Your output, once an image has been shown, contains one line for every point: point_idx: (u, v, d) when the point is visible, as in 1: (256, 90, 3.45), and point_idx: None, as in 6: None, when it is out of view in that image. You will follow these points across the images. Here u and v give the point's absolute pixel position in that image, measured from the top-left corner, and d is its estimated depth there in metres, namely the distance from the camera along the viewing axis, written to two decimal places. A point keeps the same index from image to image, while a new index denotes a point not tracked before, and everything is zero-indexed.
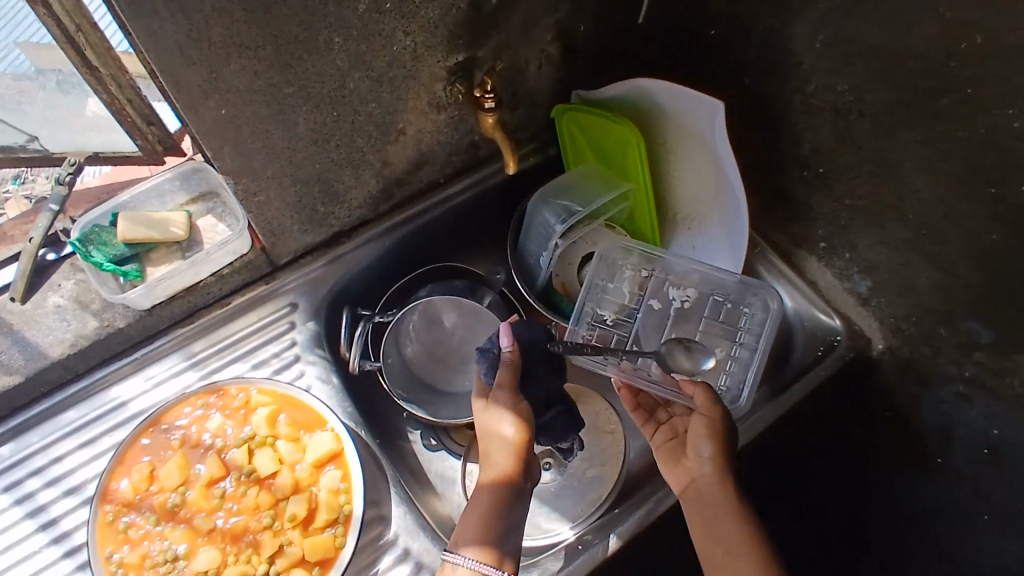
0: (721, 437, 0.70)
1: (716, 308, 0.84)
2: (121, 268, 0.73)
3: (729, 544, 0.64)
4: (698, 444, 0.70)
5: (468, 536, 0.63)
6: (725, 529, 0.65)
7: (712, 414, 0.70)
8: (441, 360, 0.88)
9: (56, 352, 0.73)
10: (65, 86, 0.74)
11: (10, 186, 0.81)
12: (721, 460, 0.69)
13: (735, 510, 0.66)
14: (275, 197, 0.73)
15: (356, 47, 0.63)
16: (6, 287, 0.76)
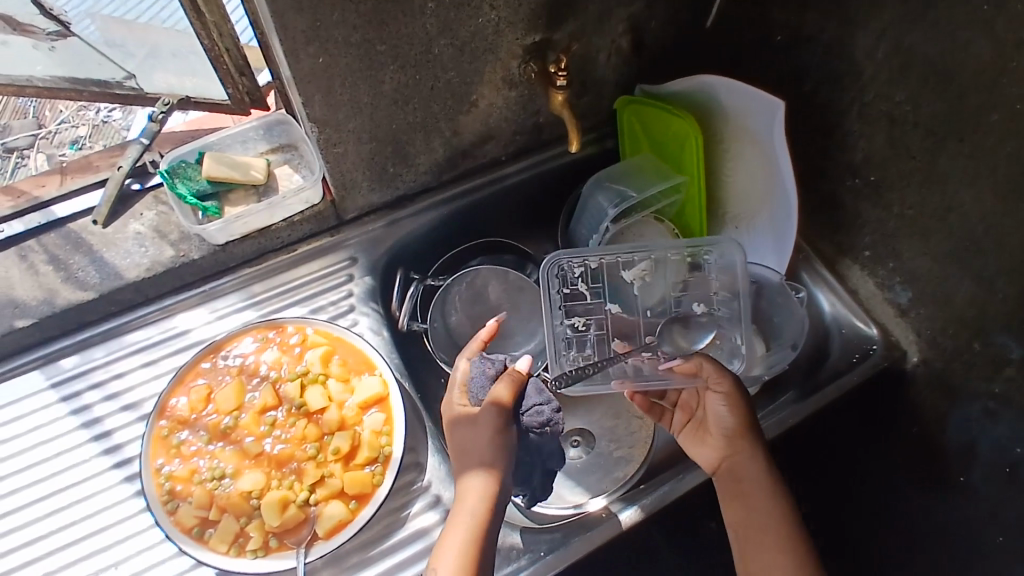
0: (741, 415, 0.72)
1: (677, 280, 0.86)
2: (202, 203, 0.79)
3: (763, 517, 0.69)
4: (720, 420, 0.73)
5: (448, 549, 0.63)
6: (757, 501, 0.69)
7: (733, 396, 0.72)
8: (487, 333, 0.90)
9: (131, 274, 0.79)
10: (177, 56, 0.83)
11: (66, 150, 0.89)
12: (746, 435, 0.72)
13: (766, 484, 0.70)
14: (352, 151, 0.77)
15: (445, 14, 0.68)
16: (91, 210, 0.83)
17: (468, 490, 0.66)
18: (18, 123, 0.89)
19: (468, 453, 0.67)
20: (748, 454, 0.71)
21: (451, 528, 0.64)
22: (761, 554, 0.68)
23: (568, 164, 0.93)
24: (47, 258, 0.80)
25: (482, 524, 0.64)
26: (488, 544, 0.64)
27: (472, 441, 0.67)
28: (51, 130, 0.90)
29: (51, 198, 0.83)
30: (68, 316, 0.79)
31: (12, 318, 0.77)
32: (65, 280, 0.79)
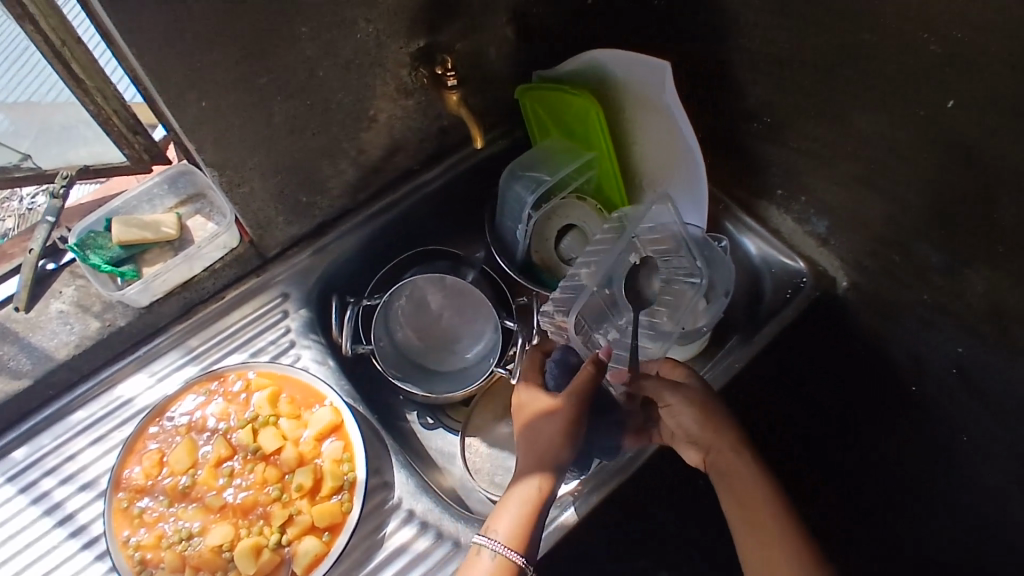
0: (708, 420, 0.72)
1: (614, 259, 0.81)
2: (118, 269, 0.78)
3: (758, 510, 0.66)
4: (686, 424, 0.73)
5: (502, 523, 0.67)
6: (757, 519, 0.66)
7: (692, 401, 0.72)
8: (437, 342, 0.91)
9: (62, 353, 0.78)
10: (68, 128, 0.82)
11: None
12: (725, 447, 0.71)
13: (760, 497, 0.67)
14: (259, 188, 0.77)
15: (322, 36, 0.68)
16: (10, 298, 0.81)
17: (525, 474, 0.70)
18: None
19: (539, 442, 0.71)
20: (732, 468, 0.70)
21: (506, 511, 0.68)
22: (765, 550, 0.65)
23: (481, 162, 0.94)
24: None
25: (538, 511, 0.68)
26: (538, 531, 0.68)
27: (544, 430, 0.72)
28: None
29: None
30: (7, 408, 0.77)
31: None
32: None
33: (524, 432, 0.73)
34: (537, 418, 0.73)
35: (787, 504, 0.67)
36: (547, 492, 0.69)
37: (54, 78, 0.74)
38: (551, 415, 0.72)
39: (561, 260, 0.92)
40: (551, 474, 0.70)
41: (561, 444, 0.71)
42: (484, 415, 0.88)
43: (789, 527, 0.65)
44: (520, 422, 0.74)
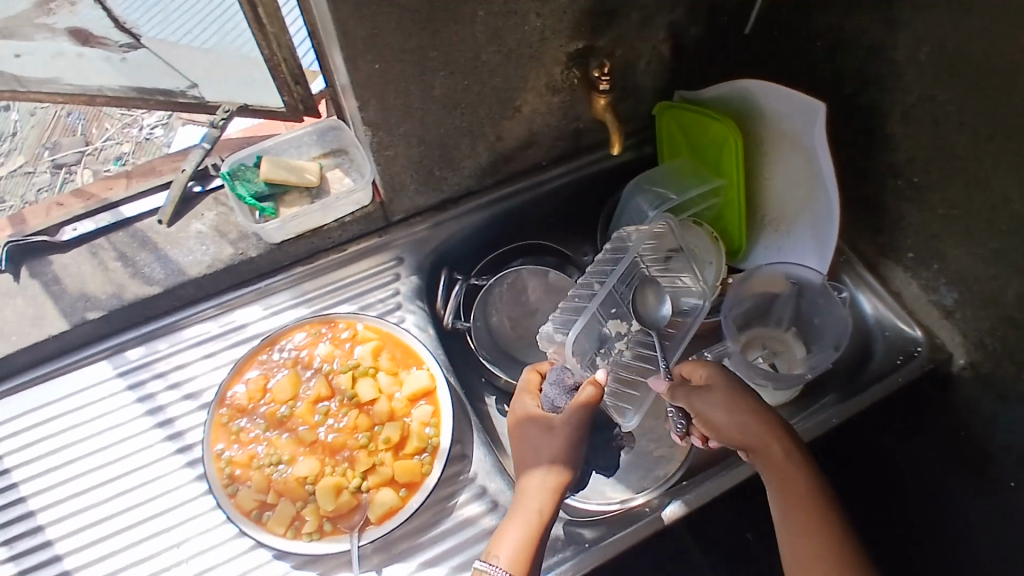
0: (742, 421, 0.70)
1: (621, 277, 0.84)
2: (260, 204, 0.83)
3: (796, 503, 0.68)
4: (718, 424, 0.71)
5: (508, 539, 0.68)
6: (795, 514, 0.68)
7: (725, 404, 0.71)
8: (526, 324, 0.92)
9: (193, 271, 0.83)
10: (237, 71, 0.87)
11: (111, 165, 0.97)
12: (766, 440, 0.69)
13: (800, 491, 0.68)
14: (402, 154, 0.81)
15: (494, 22, 0.71)
16: (156, 211, 0.88)
17: (531, 494, 0.72)
18: (67, 140, 0.97)
19: (535, 465, 0.73)
20: (773, 461, 0.69)
21: (509, 531, 0.69)
22: (803, 540, 0.66)
23: (603, 170, 0.96)
24: (117, 255, 0.85)
25: (541, 531, 0.69)
26: (540, 550, 0.69)
27: (541, 452, 0.74)
28: (97, 147, 0.98)
29: (120, 198, 0.89)
30: (135, 310, 0.83)
31: (84, 311, 0.82)
32: (133, 276, 0.84)
33: (519, 456, 0.75)
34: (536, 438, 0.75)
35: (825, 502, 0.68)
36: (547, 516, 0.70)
37: (242, 23, 0.80)
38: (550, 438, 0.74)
39: None
40: (549, 496, 0.71)
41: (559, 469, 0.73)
42: None
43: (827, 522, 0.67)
44: (515, 445, 0.76)
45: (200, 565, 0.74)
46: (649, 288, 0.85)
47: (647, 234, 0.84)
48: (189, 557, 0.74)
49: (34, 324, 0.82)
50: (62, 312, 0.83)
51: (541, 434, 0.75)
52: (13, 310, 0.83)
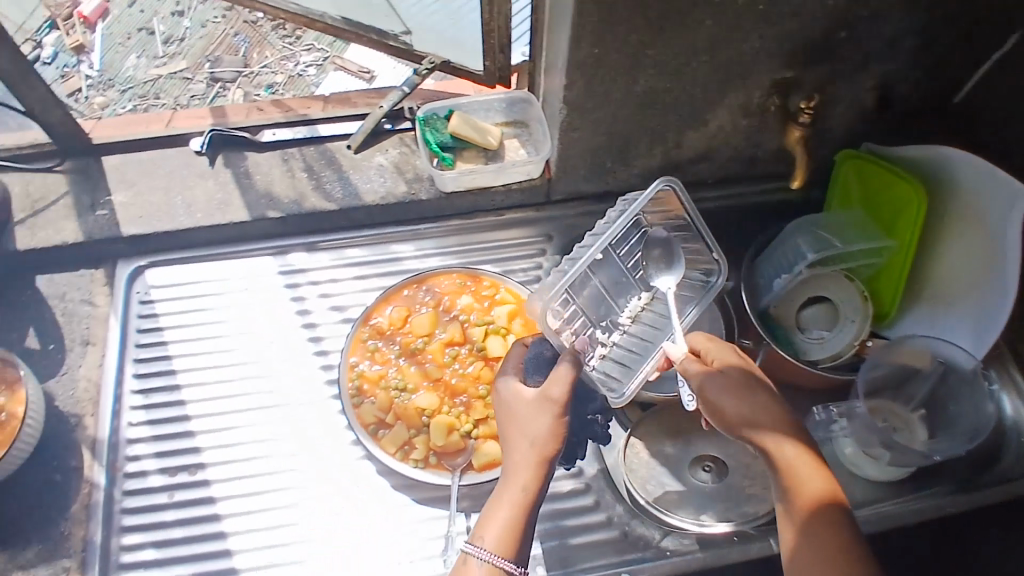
0: (752, 409, 0.61)
1: (629, 255, 0.74)
2: (441, 152, 0.89)
3: (813, 512, 0.57)
4: (731, 415, 0.61)
5: (495, 520, 0.60)
6: (812, 524, 0.57)
7: (734, 387, 0.61)
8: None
9: (368, 198, 0.90)
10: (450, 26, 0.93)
11: (262, 90, 1.16)
12: (785, 452, 0.59)
13: (819, 498, 0.57)
14: (586, 139, 0.84)
15: (716, 35, 0.73)
16: (347, 136, 0.94)
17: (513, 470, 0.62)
18: (229, 60, 1.22)
19: (519, 435, 0.62)
20: (794, 477, 0.58)
21: (496, 512, 0.60)
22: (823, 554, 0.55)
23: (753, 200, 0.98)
24: (304, 166, 0.92)
25: (528, 513, 0.60)
26: (530, 530, 0.61)
27: (523, 428, 0.63)
28: (252, 72, 1.20)
29: (319, 117, 0.95)
30: (309, 219, 0.90)
31: (265, 208, 0.88)
32: (315, 189, 0.90)
33: (503, 433, 0.64)
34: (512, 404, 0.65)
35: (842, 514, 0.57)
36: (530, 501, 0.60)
37: None
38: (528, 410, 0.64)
39: (797, 327, 0.89)
40: (539, 479, 0.61)
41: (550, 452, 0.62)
42: (657, 425, 0.83)
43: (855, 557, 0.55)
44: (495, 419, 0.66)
45: (311, 461, 0.79)
46: (659, 249, 0.74)
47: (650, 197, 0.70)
48: (303, 451, 0.80)
49: (219, 209, 0.88)
50: (245, 205, 0.89)
51: (527, 412, 0.64)
52: (203, 192, 0.90)
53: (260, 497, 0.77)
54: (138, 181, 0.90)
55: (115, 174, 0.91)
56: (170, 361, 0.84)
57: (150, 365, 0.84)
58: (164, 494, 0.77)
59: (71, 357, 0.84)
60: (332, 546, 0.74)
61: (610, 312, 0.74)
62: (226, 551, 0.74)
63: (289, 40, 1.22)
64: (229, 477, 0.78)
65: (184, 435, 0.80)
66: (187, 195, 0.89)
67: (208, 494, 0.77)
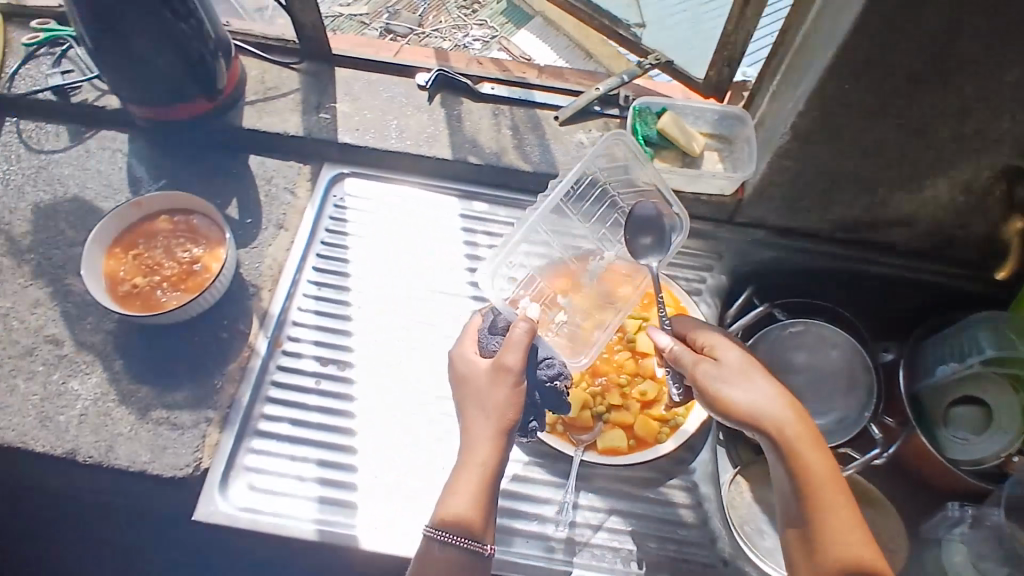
0: (748, 391, 0.64)
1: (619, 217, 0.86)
2: (644, 145, 0.91)
3: (815, 491, 0.60)
4: (725, 396, 0.63)
5: (458, 493, 0.64)
6: (819, 500, 0.60)
7: (732, 371, 0.65)
8: (818, 387, 0.91)
9: (562, 169, 0.93)
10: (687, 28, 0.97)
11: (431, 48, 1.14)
12: (793, 442, 0.61)
13: (821, 480, 0.60)
14: (795, 171, 0.84)
15: (971, 104, 0.71)
16: (557, 108, 0.98)
17: (477, 439, 0.66)
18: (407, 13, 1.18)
19: (479, 408, 0.67)
20: (805, 469, 0.60)
21: (457, 490, 0.65)
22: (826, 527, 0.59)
23: (937, 283, 0.95)
24: (511, 124, 0.96)
25: (490, 477, 0.65)
26: (492, 496, 0.65)
27: (482, 399, 0.67)
28: (425, 31, 1.16)
29: (535, 84, 1.00)
30: (502, 173, 0.94)
31: (467, 153, 0.93)
32: (516, 148, 0.94)
33: (465, 405, 0.69)
34: (475, 379, 0.70)
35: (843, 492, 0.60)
36: (495, 468, 0.65)
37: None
38: (489, 388, 0.68)
39: (943, 419, 0.86)
40: (494, 452, 0.66)
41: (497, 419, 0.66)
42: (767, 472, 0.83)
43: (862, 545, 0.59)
44: (456, 391, 0.70)
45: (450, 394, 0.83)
46: (657, 233, 0.83)
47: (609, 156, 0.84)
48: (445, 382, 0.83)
49: (427, 142, 0.94)
50: (451, 145, 0.94)
51: (482, 387, 0.68)
52: (416, 122, 0.95)
53: (395, 411, 0.81)
54: (362, 96, 0.97)
55: (343, 85, 0.98)
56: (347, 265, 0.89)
57: (328, 262, 0.89)
58: (312, 378, 0.82)
59: (263, 235, 0.89)
60: (449, 477, 0.77)
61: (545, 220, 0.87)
62: (354, 449, 0.78)
63: (467, 11, 1.18)
64: (373, 383, 0.82)
65: (342, 334, 0.85)
66: (402, 120, 0.95)
67: (350, 393, 0.81)
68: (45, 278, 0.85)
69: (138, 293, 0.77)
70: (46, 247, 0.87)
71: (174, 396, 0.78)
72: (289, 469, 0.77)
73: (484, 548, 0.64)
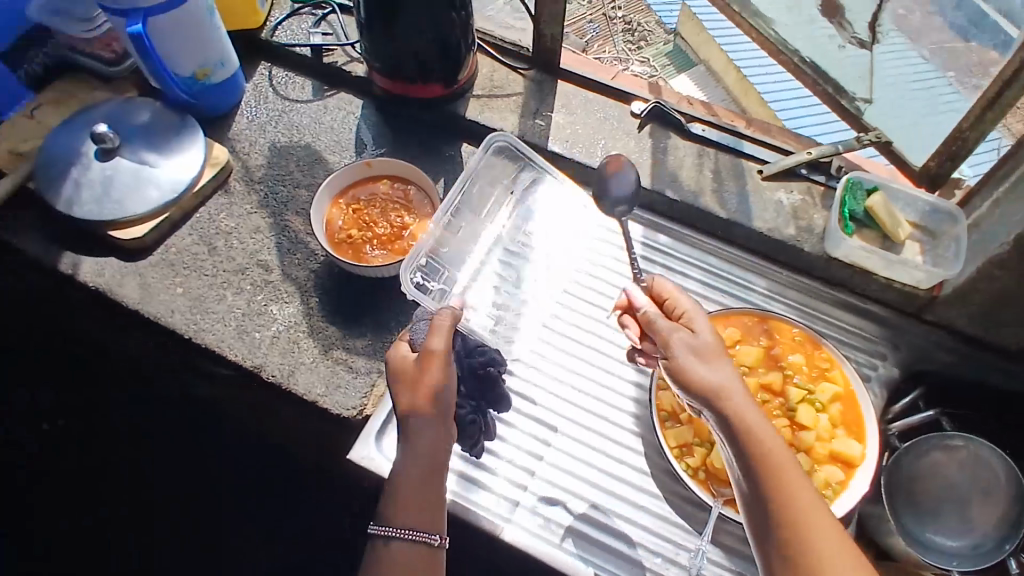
0: (718, 370, 0.63)
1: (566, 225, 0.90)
2: (847, 219, 0.90)
3: (795, 481, 0.58)
4: (697, 370, 0.62)
5: (404, 492, 0.65)
6: (791, 498, 0.57)
7: (699, 346, 0.64)
8: (963, 506, 0.83)
9: (757, 222, 0.93)
10: (920, 113, 0.96)
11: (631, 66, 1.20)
12: (762, 439, 0.59)
13: (788, 472, 0.58)
14: (1007, 279, 0.82)
15: None
16: (763, 162, 0.98)
17: (416, 434, 0.65)
18: (603, 42, 1.22)
19: (404, 394, 0.66)
20: (775, 471, 0.58)
21: (406, 481, 0.65)
22: (805, 525, 0.56)
23: None
24: (714, 168, 0.97)
25: (433, 456, 0.66)
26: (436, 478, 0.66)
27: (412, 383, 0.66)
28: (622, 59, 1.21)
29: (746, 135, 1.01)
30: (696, 213, 0.95)
31: (667, 185, 0.95)
32: (715, 192, 0.95)
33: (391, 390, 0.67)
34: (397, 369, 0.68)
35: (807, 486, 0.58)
36: (434, 451, 0.66)
37: (957, 90, 0.89)
38: (412, 380, 0.66)
39: None
40: (441, 448, 0.66)
41: (424, 403, 0.65)
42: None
43: (842, 549, 0.56)
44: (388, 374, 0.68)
45: (594, 411, 0.85)
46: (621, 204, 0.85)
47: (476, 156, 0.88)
48: (592, 398, 0.86)
49: (630, 167, 0.97)
50: (652, 175, 0.96)
51: (412, 375, 0.67)
52: (623, 146, 0.99)
53: (545, 412, 0.85)
54: (578, 112, 1.02)
55: (561, 98, 1.03)
56: None
57: None
58: None
59: None
60: (581, 490, 0.80)
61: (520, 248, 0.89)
62: (501, 436, 0.83)
63: (632, 46, 1.21)
64: (530, 381, 0.87)
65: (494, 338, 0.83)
66: (610, 142, 0.99)
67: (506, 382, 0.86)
68: (269, 209, 0.93)
69: (351, 243, 0.85)
70: (274, 181, 0.96)
71: (354, 341, 0.84)
72: None
73: (437, 540, 0.66)
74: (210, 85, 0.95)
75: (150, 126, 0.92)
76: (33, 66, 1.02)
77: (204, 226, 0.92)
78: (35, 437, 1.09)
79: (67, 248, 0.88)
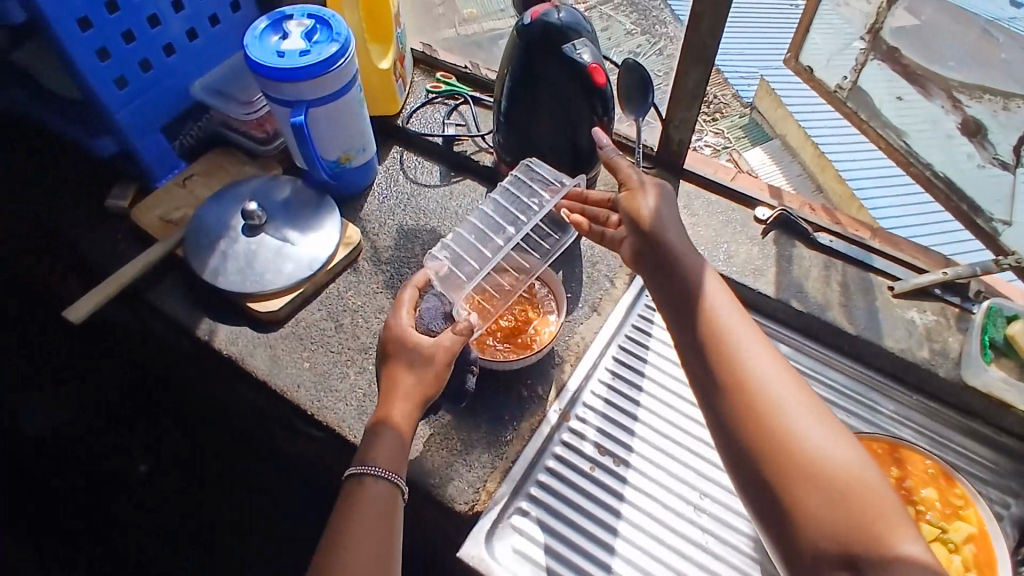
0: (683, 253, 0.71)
1: (467, 209, 1.04)
2: (986, 345, 0.87)
3: (757, 363, 0.63)
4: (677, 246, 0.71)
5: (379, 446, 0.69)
6: (746, 379, 0.62)
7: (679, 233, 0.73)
8: None
9: (887, 342, 0.90)
10: None
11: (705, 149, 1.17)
12: (717, 326, 0.65)
13: (745, 355, 0.64)
14: None
15: None
16: (894, 279, 0.96)
17: (399, 395, 0.72)
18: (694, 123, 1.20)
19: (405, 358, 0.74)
20: (728, 352, 0.64)
21: (384, 438, 0.70)
22: (761, 407, 0.61)
23: None
24: (841, 281, 0.95)
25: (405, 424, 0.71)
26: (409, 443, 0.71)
27: (422, 371, 0.73)
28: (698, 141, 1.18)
29: (875, 249, 0.99)
30: (820, 326, 0.93)
31: (792, 295, 0.93)
32: (841, 307, 0.93)
33: (390, 366, 0.74)
34: (403, 334, 0.76)
35: (768, 371, 0.63)
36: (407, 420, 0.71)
37: None
38: (409, 352, 0.74)
39: None
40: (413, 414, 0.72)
41: (415, 379, 0.73)
42: None
43: (802, 407, 0.61)
44: (387, 351, 0.76)
45: (704, 526, 0.80)
46: None
47: (454, 188, 1.07)
48: (703, 511, 0.82)
49: (752, 274, 0.96)
50: (777, 283, 0.95)
51: (416, 352, 0.74)
52: (747, 252, 0.98)
53: (660, 528, 0.80)
54: (700, 213, 1.02)
55: (683, 198, 1.04)
56: (644, 365, 0.93)
57: (627, 357, 0.93)
58: (587, 463, 0.84)
59: (577, 312, 0.94)
60: None
61: (440, 211, 1.04)
62: (611, 548, 0.78)
63: (707, 119, 1.20)
64: (646, 492, 0.82)
65: (591, 433, 0.86)
66: (732, 246, 0.99)
67: (621, 491, 0.82)
68: (394, 290, 0.96)
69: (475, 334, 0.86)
70: (400, 263, 0.99)
71: (468, 432, 0.82)
72: (546, 542, 0.78)
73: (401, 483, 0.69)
74: (350, 168, 1.00)
75: (290, 203, 0.98)
76: (187, 137, 1.05)
77: (332, 302, 0.95)
78: (127, 467, 1.21)
79: (206, 315, 0.92)
